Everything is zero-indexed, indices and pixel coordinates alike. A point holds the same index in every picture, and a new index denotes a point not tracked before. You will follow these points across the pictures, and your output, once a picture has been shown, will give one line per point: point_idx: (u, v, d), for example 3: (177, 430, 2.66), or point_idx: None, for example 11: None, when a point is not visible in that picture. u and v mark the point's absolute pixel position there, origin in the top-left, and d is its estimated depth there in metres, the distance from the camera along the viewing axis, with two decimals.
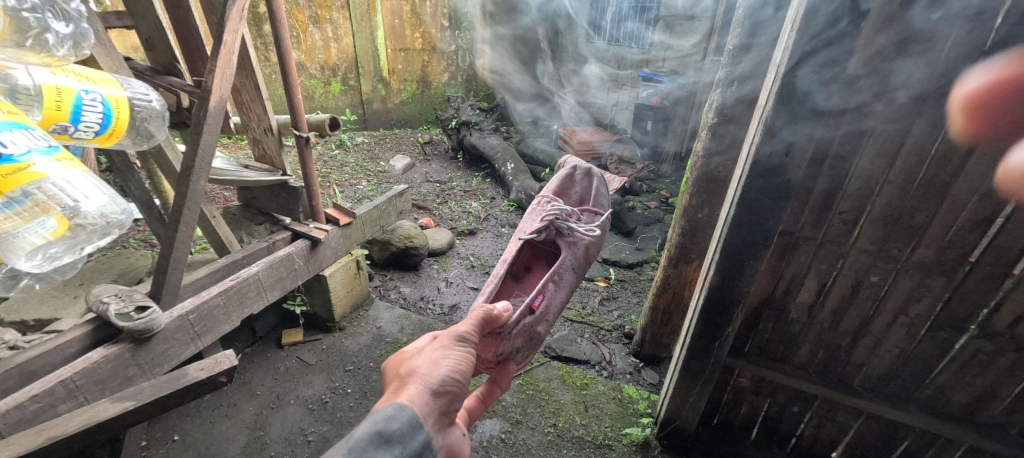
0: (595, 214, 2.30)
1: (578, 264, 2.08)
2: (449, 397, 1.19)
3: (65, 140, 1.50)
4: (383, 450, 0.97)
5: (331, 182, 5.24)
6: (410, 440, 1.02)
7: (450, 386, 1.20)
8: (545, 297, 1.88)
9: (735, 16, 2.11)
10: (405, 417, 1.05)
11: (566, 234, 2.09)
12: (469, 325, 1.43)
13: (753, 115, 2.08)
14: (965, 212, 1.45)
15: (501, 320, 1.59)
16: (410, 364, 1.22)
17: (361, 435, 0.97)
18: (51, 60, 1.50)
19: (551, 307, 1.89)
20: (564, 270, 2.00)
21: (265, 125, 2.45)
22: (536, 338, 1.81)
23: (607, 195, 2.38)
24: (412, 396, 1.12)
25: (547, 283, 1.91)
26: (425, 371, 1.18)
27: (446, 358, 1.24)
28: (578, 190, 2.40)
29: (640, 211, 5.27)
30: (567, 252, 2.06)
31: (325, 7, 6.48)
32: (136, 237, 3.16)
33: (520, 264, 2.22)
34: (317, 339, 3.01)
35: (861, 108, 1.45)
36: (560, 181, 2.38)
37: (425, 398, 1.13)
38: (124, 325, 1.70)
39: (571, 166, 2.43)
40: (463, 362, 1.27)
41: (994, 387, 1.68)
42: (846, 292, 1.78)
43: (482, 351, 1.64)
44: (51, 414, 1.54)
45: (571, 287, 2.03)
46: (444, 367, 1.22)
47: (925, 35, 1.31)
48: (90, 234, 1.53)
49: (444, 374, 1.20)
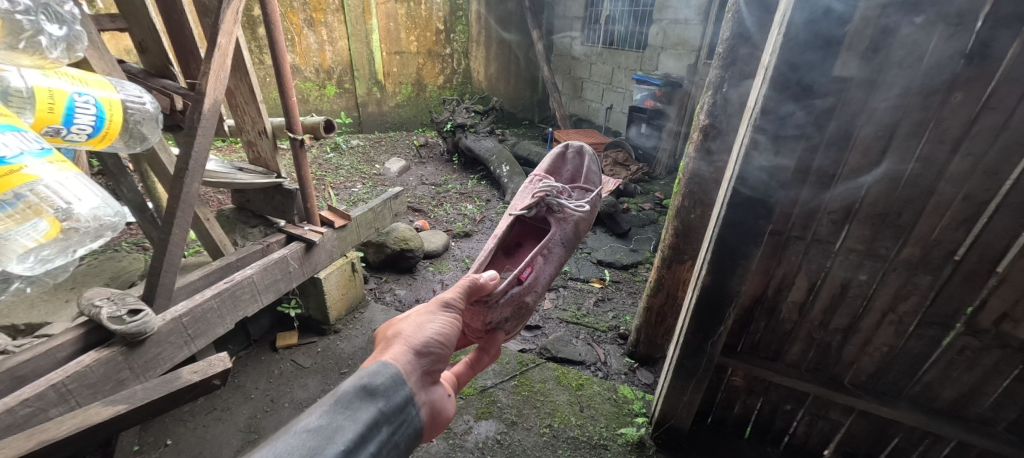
0: (586, 191, 2.28)
1: (567, 240, 2.06)
2: (433, 358, 1.21)
3: (57, 142, 1.49)
4: (367, 403, 0.96)
5: (326, 185, 5.23)
6: (393, 395, 1.02)
7: (434, 347, 1.23)
8: (533, 270, 1.88)
9: (726, 19, 2.14)
10: (389, 372, 1.06)
11: (556, 210, 2.08)
12: (455, 292, 1.48)
13: (744, 117, 2.11)
14: (951, 211, 1.48)
15: (487, 289, 1.62)
16: (396, 327, 1.27)
17: (346, 388, 0.96)
18: (44, 62, 1.50)
19: (539, 279, 1.88)
20: (553, 244, 1.99)
21: (260, 128, 2.45)
22: (524, 309, 1.81)
23: (600, 172, 2.36)
24: (395, 355, 1.14)
25: (535, 256, 1.90)
26: (410, 333, 1.22)
27: (431, 322, 1.28)
28: (570, 169, 2.41)
29: (634, 213, 5.31)
30: (556, 228, 2.05)
31: (320, 10, 6.48)
32: (128, 241, 3.14)
33: (510, 239, 2.22)
34: (311, 342, 3.00)
35: (847, 110, 1.48)
36: (551, 160, 2.40)
37: (408, 357, 1.15)
38: (117, 329, 1.69)
39: (563, 145, 2.44)
40: (447, 327, 1.31)
41: (981, 383, 1.71)
42: (835, 291, 1.81)
43: (472, 321, 1.69)
44: (42, 418, 1.53)
45: (560, 260, 2.01)
46: (429, 330, 1.26)
47: (909, 39, 1.34)
48: (82, 236, 1.51)
49: (428, 335, 1.23)
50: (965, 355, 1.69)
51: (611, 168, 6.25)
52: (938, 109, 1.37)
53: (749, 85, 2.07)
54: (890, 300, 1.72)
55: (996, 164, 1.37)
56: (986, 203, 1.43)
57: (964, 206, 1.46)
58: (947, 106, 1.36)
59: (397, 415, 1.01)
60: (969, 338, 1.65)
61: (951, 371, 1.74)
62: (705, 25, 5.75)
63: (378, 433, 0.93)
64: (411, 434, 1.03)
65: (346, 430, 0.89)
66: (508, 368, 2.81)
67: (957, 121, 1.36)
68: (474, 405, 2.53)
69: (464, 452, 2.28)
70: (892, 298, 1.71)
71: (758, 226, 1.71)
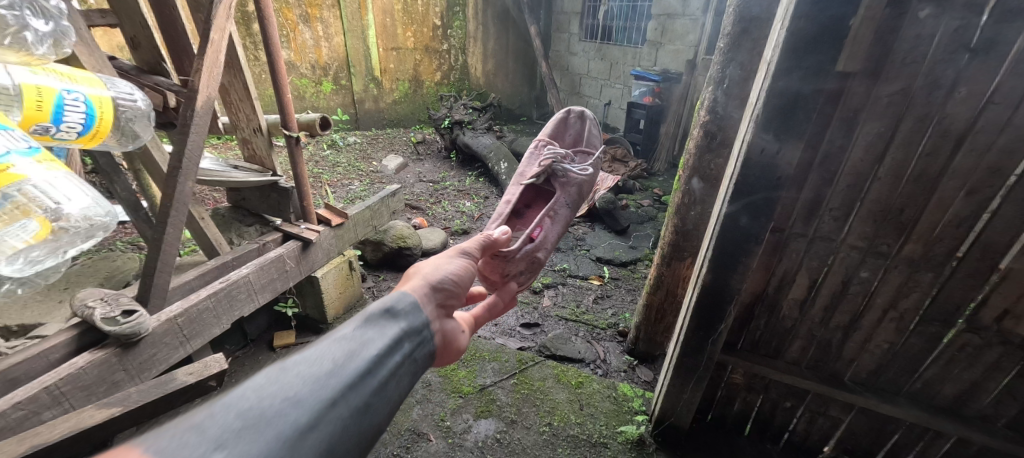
0: (588, 155, 2.30)
1: (572, 203, 2.06)
2: (447, 293, 1.22)
3: (46, 141, 1.46)
4: (391, 321, 1.00)
5: (323, 182, 5.20)
6: (412, 318, 1.05)
7: (448, 284, 1.23)
8: (543, 229, 1.88)
9: (727, 12, 2.11)
10: (407, 300, 1.08)
11: (561, 175, 2.06)
12: (473, 242, 1.47)
13: (745, 112, 2.09)
14: (953, 207, 1.47)
15: (503, 243, 1.59)
16: (416, 266, 1.27)
17: (373, 310, 1.00)
18: (30, 59, 1.44)
19: (550, 238, 1.89)
20: (560, 207, 1.99)
21: (255, 125, 2.43)
22: (538, 264, 1.82)
23: (601, 136, 2.37)
24: (413, 286, 1.15)
25: (543, 218, 1.91)
26: (428, 269, 1.22)
27: (449, 260, 1.30)
28: (573, 133, 2.41)
29: (633, 210, 5.28)
30: (562, 191, 2.04)
31: (315, 6, 6.40)
32: (123, 240, 3.13)
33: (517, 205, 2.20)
34: (309, 341, 2.97)
35: (849, 105, 1.47)
36: (554, 126, 2.38)
37: (425, 289, 1.16)
38: (111, 330, 1.66)
39: (565, 110, 2.42)
40: (464, 269, 1.32)
41: (983, 380, 1.71)
42: (837, 288, 1.80)
43: (489, 274, 1.68)
44: (34, 422, 1.50)
45: (567, 221, 2.02)
46: (446, 269, 1.26)
47: (915, 33, 1.31)
48: (73, 236, 1.47)
49: (446, 274, 1.24)
50: (965, 352, 1.68)
51: (610, 164, 6.24)
52: (942, 103, 1.36)
53: (751, 81, 2.05)
54: (891, 297, 1.71)
55: (999, 160, 1.36)
56: (990, 200, 1.42)
57: (966, 202, 1.46)
58: (951, 101, 1.34)
59: (416, 335, 1.03)
60: (970, 335, 1.65)
61: (951, 368, 1.74)
62: (704, 20, 5.71)
63: (404, 347, 0.97)
64: (428, 354, 1.06)
65: (377, 341, 0.92)
66: (508, 367, 2.79)
67: (960, 118, 1.35)
68: (473, 403, 2.52)
69: (464, 451, 2.26)
70: (893, 295, 1.71)
71: (759, 224, 1.68)
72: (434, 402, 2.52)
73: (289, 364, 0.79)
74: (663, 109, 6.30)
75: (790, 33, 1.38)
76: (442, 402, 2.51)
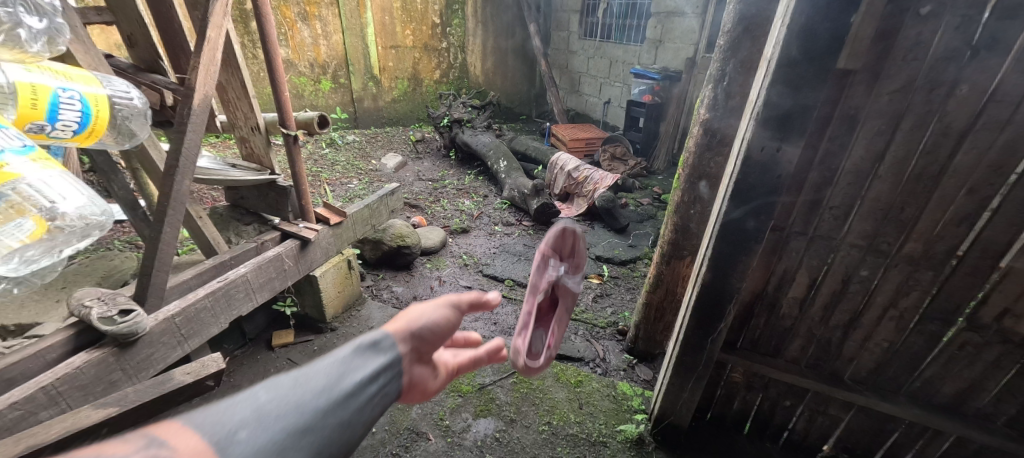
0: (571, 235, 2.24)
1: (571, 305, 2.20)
2: (422, 343, 1.10)
3: (42, 140, 1.45)
4: (366, 352, 0.93)
5: (322, 181, 5.19)
6: (384, 354, 0.95)
7: (426, 334, 1.13)
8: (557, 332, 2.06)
9: (727, 10, 2.10)
10: (384, 336, 1.00)
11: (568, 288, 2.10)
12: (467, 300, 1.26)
13: (745, 110, 2.08)
14: (954, 205, 1.47)
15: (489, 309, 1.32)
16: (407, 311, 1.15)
17: (363, 340, 0.96)
18: (24, 56, 1.43)
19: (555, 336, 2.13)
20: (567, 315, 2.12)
21: (253, 123, 2.41)
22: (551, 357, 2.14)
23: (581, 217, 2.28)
24: (391, 326, 1.05)
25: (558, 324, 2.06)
26: (411, 316, 1.12)
27: (434, 305, 1.19)
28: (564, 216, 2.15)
29: (632, 208, 5.27)
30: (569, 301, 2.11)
31: (314, 4, 6.38)
32: (121, 239, 3.12)
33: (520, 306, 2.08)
34: (308, 340, 2.96)
35: (851, 103, 1.46)
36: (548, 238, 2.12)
37: (399, 334, 1.04)
38: (108, 329, 1.65)
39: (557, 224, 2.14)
40: (445, 322, 1.18)
41: (982, 378, 1.71)
42: (837, 287, 1.79)
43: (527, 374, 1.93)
44: (31, 422, 1.50)
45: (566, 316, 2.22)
46: (427, 318, 1.14)
47: (916, 30, 1.31)
48: (68, 235, 1.47)
49: (427, 323, 1.13)
50: (965, 351, 1.68)
51: (610, 163, 6.23)
52: (944, 101, 1.35)
53: (751, 78, 2.04)
54: (891, 296, 1.71)
55: (1000, 158, 1.36)
56: (990, 198, 1.42)
57: (967, 200, 1.45)
58: (952, 98, 1.34)
59: (392, 372, 0.93)
60: (970, 334, 1.65)
61: (951, 367, 1.73)
62: (704, 18, 5.68)
63: (381, 382, 0.89)
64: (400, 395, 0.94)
65: (362, 369, 0.88)
66: (507, 365, 2.79)
67: (962, 116, 1.35)
68: (472, 402, 2.51)
69: (463, 450, 2.26)
70: (893, 294, 1.70)
71: (759, 223, 1.67)
72: (433, 401, 2.51)
73: (283, 377, 0.79)
74: (663, 107, 6.28)
75: (791, 30, 1.37)
76: (442, 401, 2.51)
